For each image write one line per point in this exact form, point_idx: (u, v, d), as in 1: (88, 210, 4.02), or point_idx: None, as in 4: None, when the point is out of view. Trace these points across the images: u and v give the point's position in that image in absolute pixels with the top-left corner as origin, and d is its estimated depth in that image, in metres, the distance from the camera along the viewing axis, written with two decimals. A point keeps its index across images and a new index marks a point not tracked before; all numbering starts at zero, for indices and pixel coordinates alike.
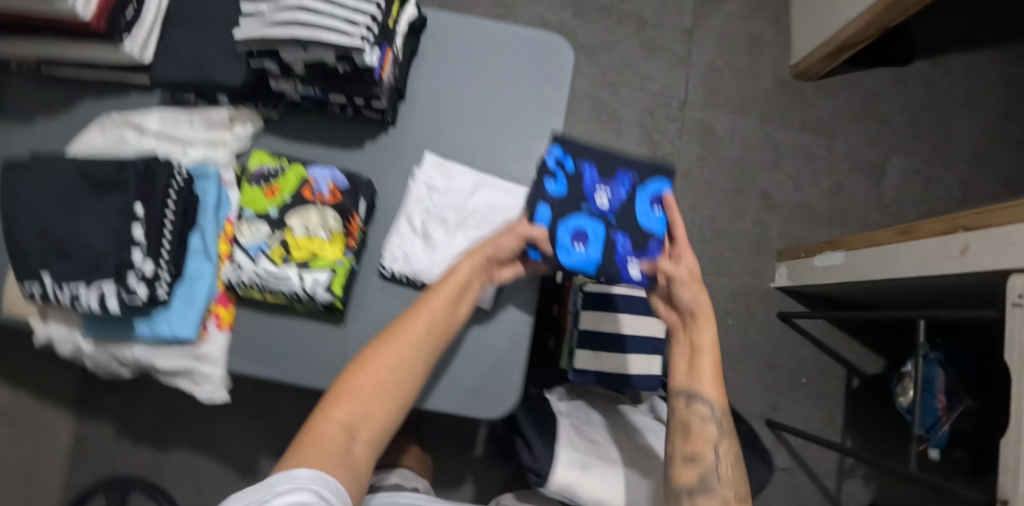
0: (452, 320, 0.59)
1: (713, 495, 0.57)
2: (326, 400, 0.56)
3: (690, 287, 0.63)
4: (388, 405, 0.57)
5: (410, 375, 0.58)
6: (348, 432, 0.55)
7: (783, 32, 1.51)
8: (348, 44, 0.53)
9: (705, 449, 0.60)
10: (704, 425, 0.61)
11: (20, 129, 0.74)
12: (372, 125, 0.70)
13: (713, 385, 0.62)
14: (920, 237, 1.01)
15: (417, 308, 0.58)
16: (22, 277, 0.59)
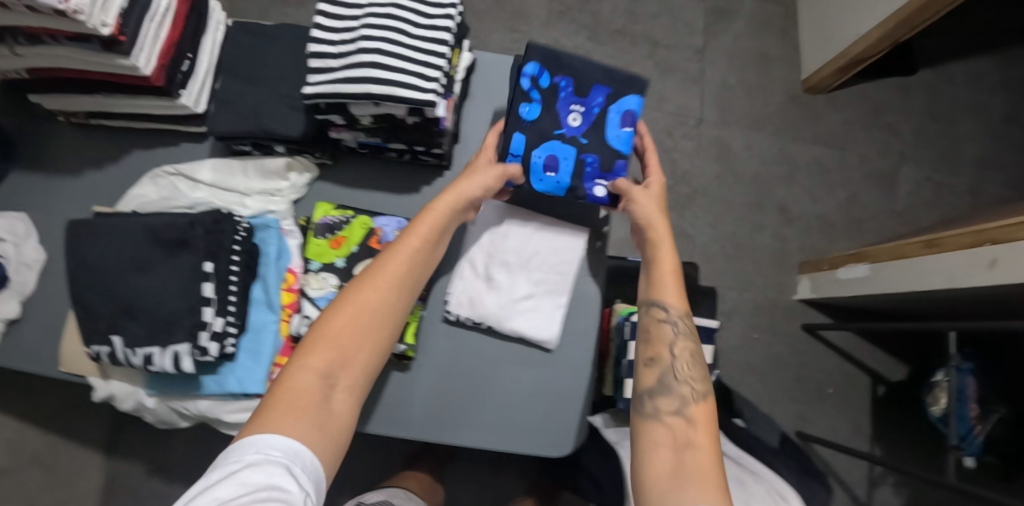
0: (425, 256, 0.59)
1: (673, 395, 0.58)
2: (299, 350, 0.51)
3: (649, 201, 0.66)
4: (366, 352, 0.53)
5: (388, 319, 0.55)
6: (326, 382, 0.49)
7: (791, 49, 1.54)
8: (422, 101, 0.54)
9: (663, 352, 0.61)
10: (665, 325, 0.61)
11: (68, 182, 0.74)
12: (426, 168, 0.70)
13: (673, 289, 0.63)
14: (947, 250, 1.02)
15: (392, 251, 0.57)
16: (93, 339, 0.59)
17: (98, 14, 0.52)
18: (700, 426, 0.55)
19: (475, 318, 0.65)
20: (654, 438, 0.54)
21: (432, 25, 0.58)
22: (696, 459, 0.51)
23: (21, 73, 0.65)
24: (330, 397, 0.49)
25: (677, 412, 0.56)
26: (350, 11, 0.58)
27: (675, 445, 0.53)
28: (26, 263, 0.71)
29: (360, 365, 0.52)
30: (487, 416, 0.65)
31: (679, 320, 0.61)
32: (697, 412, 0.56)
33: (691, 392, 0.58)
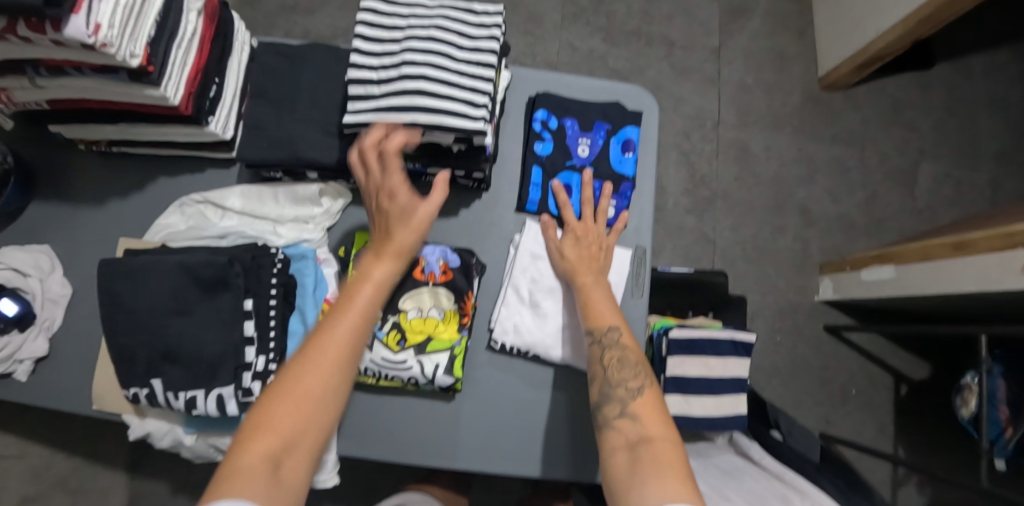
0: (375, 316, 0.52)
1: (613, 400, 0.54)
2: (239, 435, 0.42)
3: (569, 244, 0.64)
4: (319, 428, 0.45)
5: (342, 388, 0.47)
6: (272, 465, 0.41)
7: (808, 46, 1.52)
8: (472, 130, 0.53)
9: (596, 369, 0.57)
10: (593, 347, 0.58)
11: (93, 213, 0.72)
12: (464, 191, 0.68)
13: (608, 310, 0.60)
14: (977, 252, 1.01)
15: (337, 314, 0.50)
16: (132, 381, 0.57)
17: (127, 46, 0.50)
18: (650, 420, 0.51)
19: (522, 346, 0.64)
20: (610, 450, 0.50)
21: (476, 48, 0.56)
22: (657, 453, 0.47)
23: (42, 105, 0.62)
24: (276, 482, 0.40)
25: (620, 414, 0.53)
26: (391, 34, 0.56)
27: (630, 447, 0.49)
28: (52, 298, 0.69)
29: (309, 446, 0.44)
30: (536, 446, 0.64)
31: (607, 335, 0.58)
32: (640, 407, 0.52)
33: (627, 391, 0.54)
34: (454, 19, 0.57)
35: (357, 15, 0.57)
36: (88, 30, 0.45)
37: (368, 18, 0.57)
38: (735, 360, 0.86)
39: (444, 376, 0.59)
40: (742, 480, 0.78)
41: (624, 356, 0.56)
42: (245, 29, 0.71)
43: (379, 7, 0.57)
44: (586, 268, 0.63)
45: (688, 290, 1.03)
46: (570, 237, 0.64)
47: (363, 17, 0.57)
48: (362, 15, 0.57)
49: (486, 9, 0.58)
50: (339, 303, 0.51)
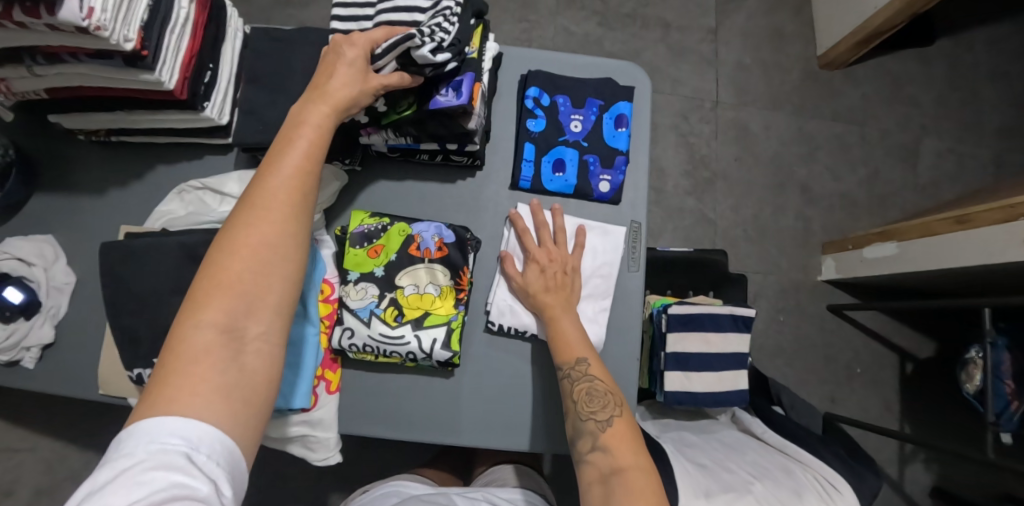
0: (315, 168, 0.48)
1: (585, 433, 0.56)
2: (186, 306, 0.41)
3: (531, 271, 0.64)
4: (275, 289, 0.43)
5: (291, 246, 0.44)
6: (231, 334, 0.40)
7: (806, 24, 1.50)
8: (402, 38, 0.51)
9: (568, 403, 0.58)
10: (564, 381, 0.59)
11: (95, 202, 0.73)
12: (459, 169, 0.69)
13: (575, 343, 0.60)
14: (979, 225, 1.00)
15: (267, 175, 0.46)
16: (136, 362, 0.58)
17: (121, 29, 0.51)
18: (619, 450, 0.53)
19: (518, 326, 0.64)
20: (587, 485, 0.53)
21: (436, 3, 0.57)
22: (628, 483, 0.50)
23: (41, 94, 0.63)
24: (241, 350, 0.40)
25: (593, 447, 0.55)
26: (365, 11, 0.60)
27: (603, 478, 0.52)
28: (56, 286, 0.70)
29: (270, 308, 0.43)
30: (537, 421, 0.65)
31: (573, 369, 0.59)
32: (611, 439, 0.55)
33: (597, 424, 0.56)
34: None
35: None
36: (82, 13, 0.46)
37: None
38: (736, 336, 0.86)
39: (442, 350, 0.59)
40: (744, 453, 0.79)
41: (592, 388, 0.57)
42: (237, 15, 0.71)
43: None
44: (552, 297, 0.63)
45: (689, 268, 1.03)
46: (533, 268, 0.64)
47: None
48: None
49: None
50: (271, 160, 0.47)
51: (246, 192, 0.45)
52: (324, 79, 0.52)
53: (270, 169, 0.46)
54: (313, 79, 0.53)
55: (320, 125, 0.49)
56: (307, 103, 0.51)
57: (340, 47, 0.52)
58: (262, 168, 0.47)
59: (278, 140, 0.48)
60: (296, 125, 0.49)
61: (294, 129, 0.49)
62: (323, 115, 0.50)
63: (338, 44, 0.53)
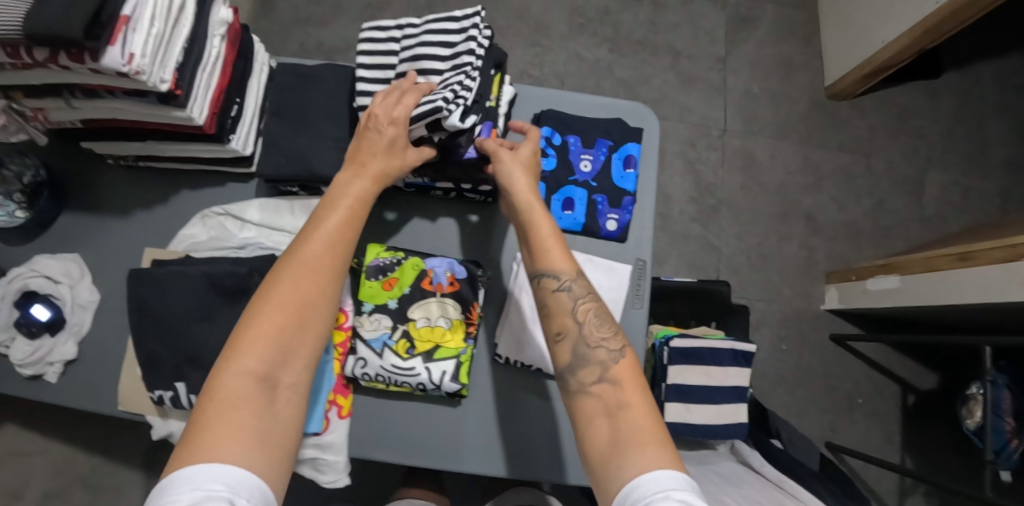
0: (355, 230, 0.53)
1: (591, 363, 0.51)
2: (227, 354, 0.44)
3: (517, 167, 0.59)
4: (311, 342, 0.47)
5: (327, 302, 0.48)
6: (267, 382, 0.43)
7: (814, 55, 1.53)
8: (430, 111, 0.54)
9: (568, 323, 0.54)
10: (560, 294, 0.55)
11: (120, 224, 0.76)
12: (473, 204, 0.71)
13: (561, 254, 0.56)
14: (982, 263, 1.01)
15: (311, 236, 0.50)
16: (156, 384, 0.61)
17: (157, 72, 0.53)
18: (627, 386, 0.50)
19: (525, 360, 0.66)
20: (587, 418, 0.48)
21: (456, 54, 0.61)
22: (632, 418, 0.46)
23: (76, 123, 0.66)
24: (274, 398, 0.43)
25: (601, 380, 0.50)
26: (388, 59, 0.64)
27: (608, 413, 0.48)
28: (81, 304, 0.73)
29: (303, 361, 0.46)
30: (541, 453, 0.67)
31: (574, 283, 0.55)
32: (621, 371, 0.51)
33: (608, 354, 0.52)
34: (436, 31, 0.62)
35: (358, 46, 0.65)
36: (122, 59, 0.49)
37: (366, 47, 0.65)
38: (737, 370, 0.88)
39: (452, 383, 0.62)
40: (740, 486, 0.80)
41: (599, 309, 0.55)
42: (264, 50, 0.74)
43: (376, 36, 0.65)
44: (543, 220, 0.58)
45: (692, 299, 1.05)
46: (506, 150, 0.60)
47: (362, 47, 0.65)
48: (361, 48, 0.65)
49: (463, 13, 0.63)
50: (313, 225, 0.51)
51: (290, 251, 0.50)
52: (366, 146, 0.57)
53: (314, 231, 0.51)
54: (353, 149, 0.57)
55: (360, 195, 0.54)
56: (347, 173, 0.56)
57: (383, 124, 0.56)
58: (305, 227, 0.52)
59: (322, 205, 0.53)
60: (340, 191, 0.54)
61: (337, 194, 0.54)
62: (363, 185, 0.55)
63: (377, 118, 0.56)
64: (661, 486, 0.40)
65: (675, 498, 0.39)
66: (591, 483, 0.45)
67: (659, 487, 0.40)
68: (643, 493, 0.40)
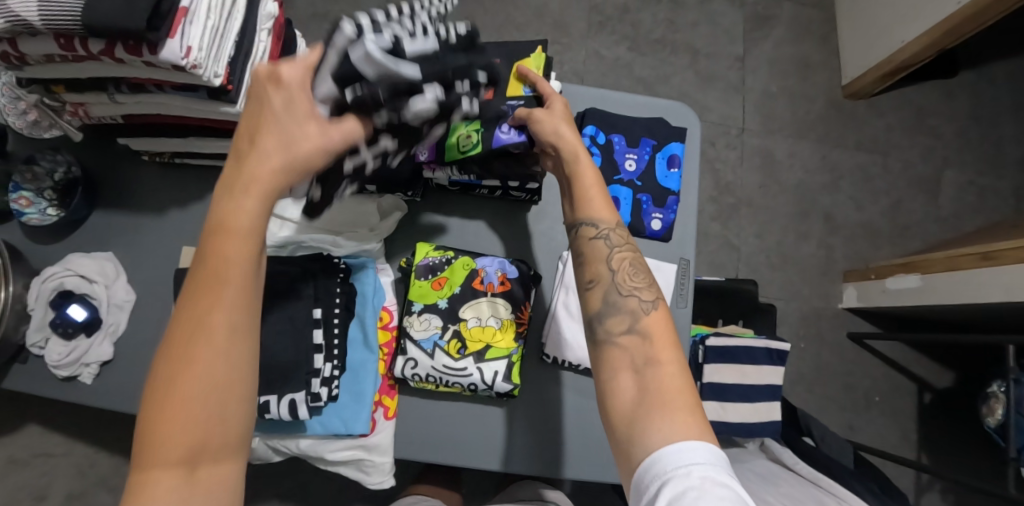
0: (252, 268, 0.41)
1: (622, 312, 0.51)
2: (135, 458, 0.38)
3: (558, 117, 0.56)
4: (228, 416, 0.39)
5: (235, 364, 0.39)
6: (187, 474, 0.38)
7: (831, 54, 1.53)
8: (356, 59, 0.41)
9: (601, 270, 0.54)
10: (597, 242, 0.54)
11: (154, 222, 0.74)
12: (516, 203, 0.71)
13: (600, 200, 0.55)
14: (1004, 263, 1.01)
15: (193, 298, 0.39)
16: None
17: (212, 66, 0.52)
18: (659, 342, 0.49)
19: (573, 360, 0.66)
20: (611, 369, 0.48)
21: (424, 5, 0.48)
22: (664, 379, 0.46)
23: (116, 119, 0.65)
24: (200, 484, 0.38)
25: (630, 331, 0.50)
26: None
27: (634, 367, 0.48)
28: (117, 304, 0.72)
29: (226, 449, 0.40)
30: (586, 454, 0.66)
31: (612, 232, 0.54)
32: (651, 324, 0.50)
33: (639, 303, 0.51)
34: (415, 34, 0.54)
35: None
36: (181, 52, 0.48)
37: None
38: (770, 369, 0.88)
39: (503, 383, 0.62)
40: (778, 484, 0.80)
41: (634, 258, 0.54)
42: (305, 46, 0.73)
43: None
44: (586, 164, 0.55)
45: (720, 298, 1.06)
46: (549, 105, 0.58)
47: None
48: None
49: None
50: (198, 286, 0.39)
51: (174, 320, 0.39)
52: (257, 145, 0.42)
53: (207, 298, 0.39)
54: (236, 150, 0.42)
55: (249, 223, 0.41)
56: (225, 194, 0.41)
57: (267, 100, 0.42)
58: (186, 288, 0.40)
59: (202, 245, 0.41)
60: (223, 222, 0.40)
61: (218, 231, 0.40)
62: (252, 210, 0.41)
63: (266, 92, 0.42)
64: (684, 462, 0.40)
65: (696, 475, 0.39)
66: (611, 440, 0.46)
67: (683, 462, 0.40)
68: (669, 467, 0.40)
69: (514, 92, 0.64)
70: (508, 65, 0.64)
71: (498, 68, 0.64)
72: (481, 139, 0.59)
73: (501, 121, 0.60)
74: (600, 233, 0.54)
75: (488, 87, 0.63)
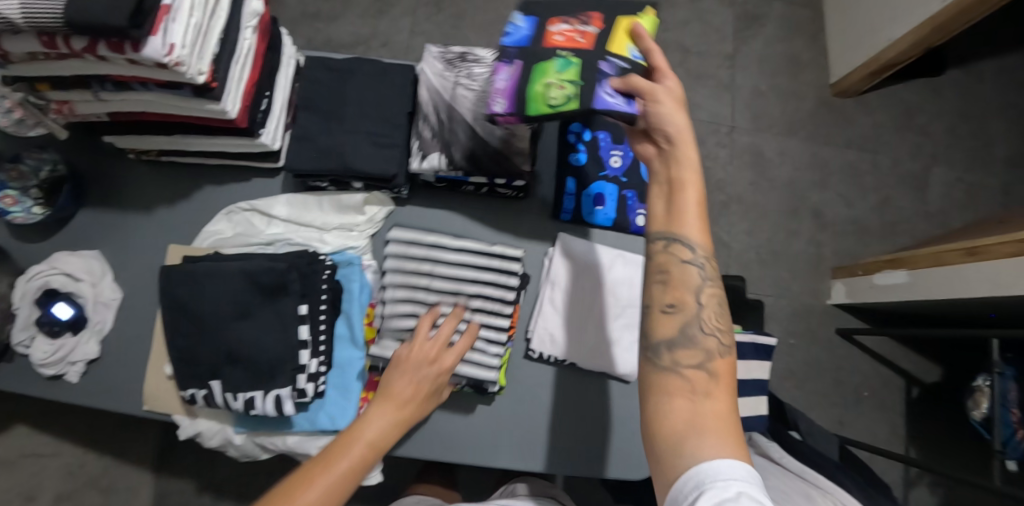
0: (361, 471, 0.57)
1: (697, 347, 0.48)
2: None
3: (671, 107, 0.52)
4: None
5: None
6: None
7: (820, 52, 1.54)
8: (482, 381, 0.62)
9: (686, 297, 0.50)
10: (684, 266, 0.50)
11: (142, 220, 0.74)
12: (502, 200, 0.72)
13: (697, 222, 0.51)
14: (989, 258, 1.02)
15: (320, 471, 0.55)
16: (187, 383, 0.59)
17: (195, 64, 0.52)
18: (721, 384, 0.47)
19: (559, 355, 0.67)
20: (668, 391, 0.47)
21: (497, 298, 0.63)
22: (716, 415, 0.45)
23: (101, 117, 0.64)
24: None
25: (698, 366, 0.48)
26: (449, 71, 0.65)
27: (691, 396, 0.46)
28: (104, 302, 0.71)
29: None
30: (572, 450, 0.66)
31: (703, 263, 0.50)
32: (721, 366, 0.48)
33: (717, 344, 0.48)
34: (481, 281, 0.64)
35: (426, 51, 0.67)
36: (164, 50, 0.48)
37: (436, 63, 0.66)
38: (757, 363, 0.89)
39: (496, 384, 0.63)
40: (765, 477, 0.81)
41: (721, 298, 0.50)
42: (292, 44, 0.73)
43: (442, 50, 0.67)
44: (689, 171, 0.51)
45: None
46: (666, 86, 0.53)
47: (432, 58, 0.67)
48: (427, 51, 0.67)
49: (505, 251, 0.65)
50: (331, 458, 0.56)
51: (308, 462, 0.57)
52: (403, 395, 0.59)
53: (329, 466, 0.56)
54: (389, 376, 0.60)
55: (373, 441, 0.58)
56: (377, 409, 0.59)
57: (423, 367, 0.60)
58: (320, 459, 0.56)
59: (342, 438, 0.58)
60: (359, 435, 0.58)
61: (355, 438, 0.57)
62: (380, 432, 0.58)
63: (423, 364, 0.60)
64: (724, 476, 0.39)
65: (734, 491, 0.38)
66: (654, 449, 0.45)
67: (723, 479, 0.39)
68: (708, 480, 0.39)
69: (617, 49, 0.57)
70: (609, 17, 0.60)
71: (600, 20, 0.60)
72: (578, 94, 0.54)
73: (603, 80, 0.55)
74: (694, 258, 0.51)
75: (588, 39, 0.58)
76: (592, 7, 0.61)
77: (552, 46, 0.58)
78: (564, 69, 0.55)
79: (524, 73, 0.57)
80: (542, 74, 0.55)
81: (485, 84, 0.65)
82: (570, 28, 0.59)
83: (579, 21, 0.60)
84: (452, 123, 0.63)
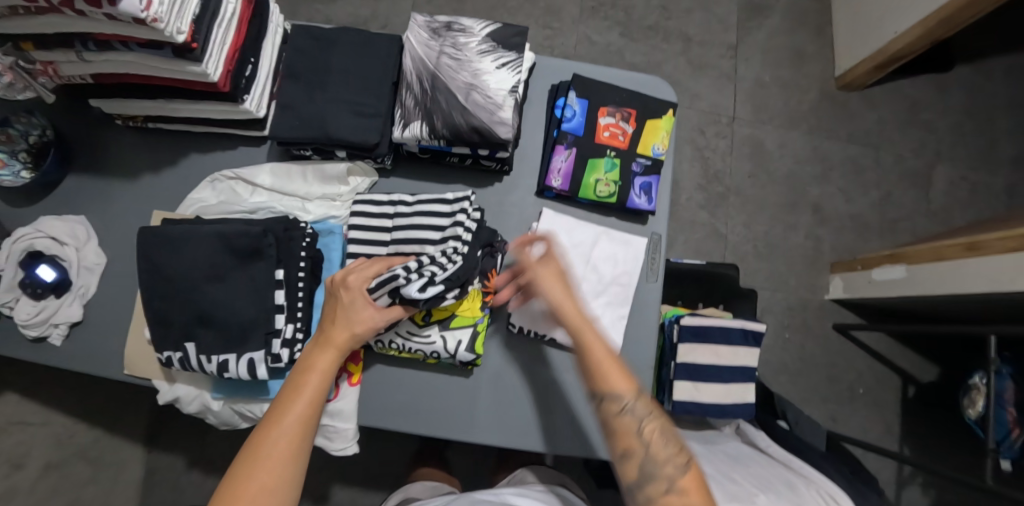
0: (317, 411, 0.53)
1: (657, 478, 0.52)
2: None
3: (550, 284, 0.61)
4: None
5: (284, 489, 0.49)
6: None
7: (826, 45, 1.52)
8: (387, 278, 0.56)
9: (633, 442, 0.55)
10: (622, 416, 0.56)
11: (126, 187, 0.75)
12: (487, 174, 0.71)
13: (614, 374, 0.57)
14: (990, 253, 1.00)
15: (279, 414, 0.51)
16: (162, 346, 0.60)
17: (175, 22, 0.51)
18: (692, 492, 0.51)
19: (539, 329, 0.67)
20: None
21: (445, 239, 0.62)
22: None
23: (86, 79, 0.64)
24: None
25: (667, 490, 0.51)
26: (433, 40, 0.65)
27: None
28: (87, 267, 0.72)
29: None
30: (550, 426, 0.67)
31: (634, 403, 0.56)
32: (687, 482, 0.52)
33: (673, 467, 0.53)
34: (429, 219, 0.64)
35: (412, 19, 0.66)
36: (141, 5, 0.46)
37: (422, 33, 0.65)
38: (745, 350, 0.88)
39: (421, 292, 0.55)
40: (748, 463, 0.80)
41: (660, 424, 0.56)
42: (279, 12, 0.73)
43: (429, 17, 0.66)
44: (594, 339, 0.59)
45: (700, 282, 1.06)
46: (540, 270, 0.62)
47: (422, 25, 0.66)
48: (416, 16, 0.66)
49: (455, 194, 0.65)
50: (281, 402, 0.52)
51: (262, 421, 0.52)
52: (335, 319, 0.57)
53: (282, 410, 0.52)
54: (325, 317, 0.58)
55: (325, 368, 0.55)
56: (314, 346, 0.56)
57: (338, 289, 0.58)
58: (270, 414, 0.52)
59: (289, 383, 0.54)
60: (305, 371, 0.55)
61: (301, 376, 0.54)
62: (327, 358, 0.55)
63: (337, 286, 0.58)
64: None
65: None
66: None
67: None
68: None
69: (645, 148, 0.70)
70: (644, 116, 0.70)
71: (635, 117, 0.70)
72: (618, 192, 0.69)
73: (635, 179, 0.69)
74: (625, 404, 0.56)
75: (626, 137, 0.69)
76: (632, 102, 0.70)
77: (600, 141, 0.69)
78: (611, 169, 0.68)
79: (580, 163, 0.68)
80: (594, 171, 0.68)
81: (472, 54, 0.64)
82: (614, 122, 0.70)
83: (621, 115, 0.70)
84: (435, 91, 0.62)
